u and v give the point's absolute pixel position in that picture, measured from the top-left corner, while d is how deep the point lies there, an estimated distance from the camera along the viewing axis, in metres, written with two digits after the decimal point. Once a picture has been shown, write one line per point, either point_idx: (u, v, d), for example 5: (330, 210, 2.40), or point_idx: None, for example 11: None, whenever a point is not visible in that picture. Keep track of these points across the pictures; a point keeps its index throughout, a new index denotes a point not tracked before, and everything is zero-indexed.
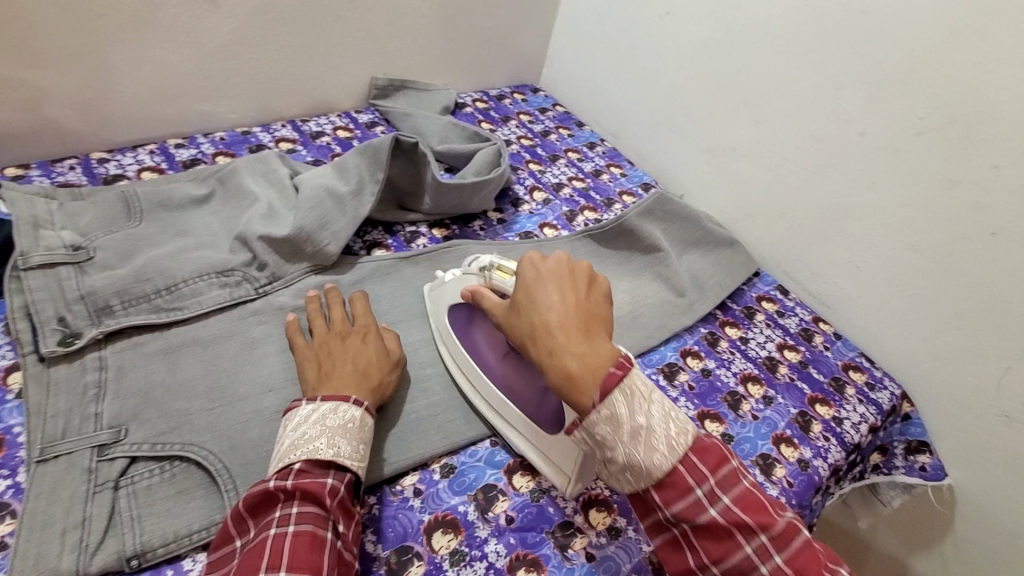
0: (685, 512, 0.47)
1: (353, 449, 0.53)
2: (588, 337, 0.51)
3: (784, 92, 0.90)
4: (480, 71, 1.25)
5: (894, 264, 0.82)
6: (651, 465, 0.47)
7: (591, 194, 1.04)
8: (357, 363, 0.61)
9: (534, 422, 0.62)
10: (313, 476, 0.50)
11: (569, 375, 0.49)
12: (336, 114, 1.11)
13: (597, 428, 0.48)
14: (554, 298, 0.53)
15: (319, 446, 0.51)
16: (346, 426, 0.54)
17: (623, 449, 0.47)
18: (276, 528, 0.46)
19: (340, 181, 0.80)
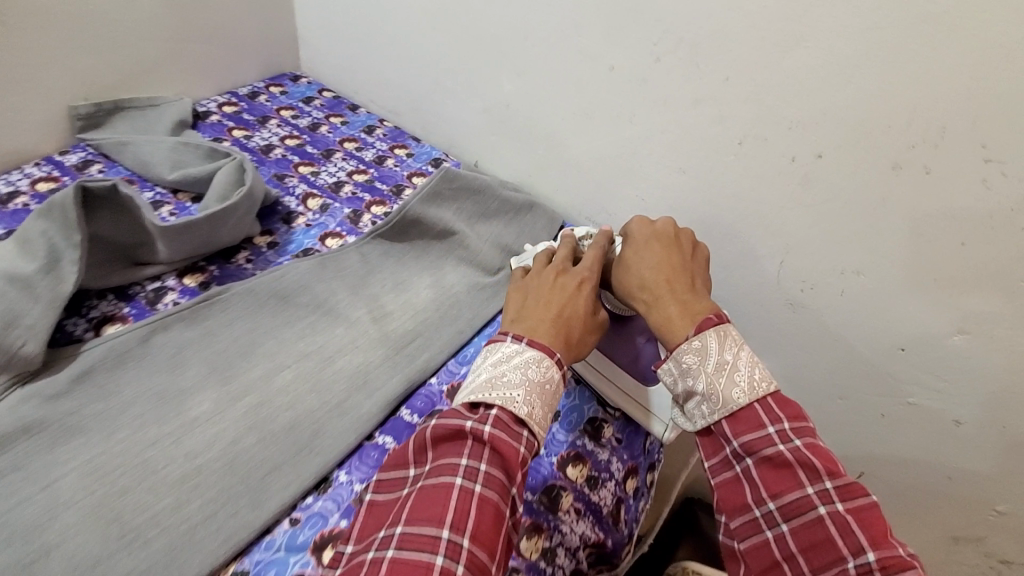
0: (753, 444, 0.51)
1: (543, 416, 0.53)
2: (676, 290, 0.61)
3: (533, 38, 0.85)
4: (219, 71, 1.07)
5: (671, 190, 0.84)
6: (730, 399, 0.53)
7: (377, 185, 0.95)
8: (553, 305, 0.61)
9: (629, 371, 0.70)
10: (509, 433, 0.49)
11: (668, 317, 0.59)
12: (32, 163, 0.87)
13: (686, 355, 0.56)
14: (660, 248, 0.65)
15: (513, 397, 0.52)
16: (542, 388, 0.54)
17: (706, 378, 0.54)
18: (463, 480, 0.46)
19: (23, 260, 0.63)
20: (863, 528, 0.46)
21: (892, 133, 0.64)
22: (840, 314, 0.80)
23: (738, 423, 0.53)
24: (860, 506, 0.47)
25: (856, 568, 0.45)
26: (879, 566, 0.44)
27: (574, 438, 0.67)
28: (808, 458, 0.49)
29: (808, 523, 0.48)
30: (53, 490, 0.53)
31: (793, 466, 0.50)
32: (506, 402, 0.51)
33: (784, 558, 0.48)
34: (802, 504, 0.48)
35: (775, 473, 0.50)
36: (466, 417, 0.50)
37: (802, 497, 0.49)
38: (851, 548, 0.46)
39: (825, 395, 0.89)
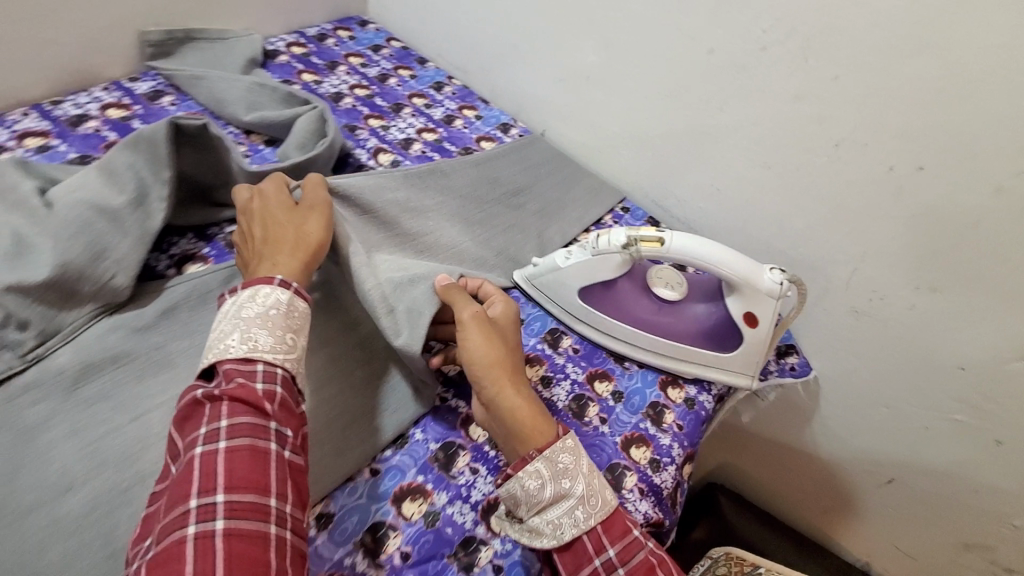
0: (625, 551, 0.50)
1: (274, 340, 0.49)
2: (521, 372, 0.58)
3: (628, 10, 0.82)
4: (287, 7, 1.03)
5: (750, 184, 0.83)
6: (601, 498, 0.52)
7: (445, 145, 0.93)
8: (277, 239, 0.57)
9: (703, 348, 0.70)
10: (244, 376, 0.46)
11: (528, 414, 0.54)
12: (101, 88, 0.85)
13: (561, 457, 0.52)
14: (500, 326, 0.62)
15: (228, 346, 0.47)
16: (267, 315, 0.50)
17: (584, 481, 0.52)
18: (203, 446, 0.42)
19: (111, 190, 0.62)
20: None
21: (1001, 153, 0.64)
22: (902, 326, 0.80)
23: (609, 528, 0.51)
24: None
25: None
26: None
27: (636, 420, 0.67)
28: (664, 558, 0.51)
29: None
30: (143, 420, 0.55)
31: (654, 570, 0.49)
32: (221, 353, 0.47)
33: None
34: None
35: None
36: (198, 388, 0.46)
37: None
38: None
39: (870, 402, 0.90)
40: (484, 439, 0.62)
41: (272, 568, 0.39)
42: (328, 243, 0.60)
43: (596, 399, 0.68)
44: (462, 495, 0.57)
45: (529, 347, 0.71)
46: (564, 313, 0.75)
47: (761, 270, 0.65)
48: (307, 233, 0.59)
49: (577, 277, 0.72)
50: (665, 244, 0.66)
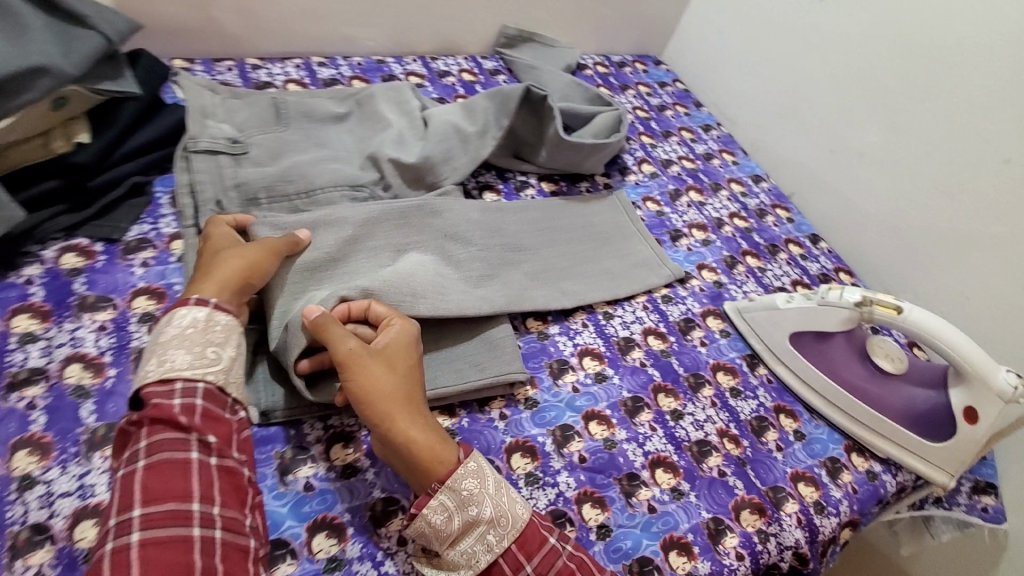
0: (543, 564, 0.49)
1: (191, 356, 0.49)
2: (420, 398, 0.53)
3: (932, 103, 0.88)
4: (605, 35, 1.25)
5: (1007, 300, 0.82)
6: (514, 514, 0.50)
7: (699, 175, 1.04)
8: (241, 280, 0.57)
9: (908, 428, 0.68)
10: (159, 394, 0.47)
11: (424, 446, 0.50)
12: (462, 58, 1.14)
13: (464, 484, 0.49)
14: (380, 345, 0.53)
15: (151, 362, 0.49)
16: (185, 332, 0.51)
17: (490, 501, 0.49)
18: (126, 468, 0.44)
19: (466, 121, 0.85)
20: None
21: None
22: None
23: (523, 544, 0.49)
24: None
25: None
26: None
27: (811, 463, 0.68)
28: (581, 558, 0.50)
29: None
30: None
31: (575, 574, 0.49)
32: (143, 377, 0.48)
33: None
34: None
35: None
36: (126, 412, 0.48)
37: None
38: None
39: None
40: (669, 409, 0.69)
41: (197, 569, 0.41)
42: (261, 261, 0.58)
43: (778, 427, 0.71)
44: (637, 440, 0.65)
45: (728, 357, 0.77)
46: (766, 351, 0.77)
47: (999, 368, 0.63)
48: (228, 252, 0.57)
49: (794, 321, 0.74)
50: (904, 312, 0.65)
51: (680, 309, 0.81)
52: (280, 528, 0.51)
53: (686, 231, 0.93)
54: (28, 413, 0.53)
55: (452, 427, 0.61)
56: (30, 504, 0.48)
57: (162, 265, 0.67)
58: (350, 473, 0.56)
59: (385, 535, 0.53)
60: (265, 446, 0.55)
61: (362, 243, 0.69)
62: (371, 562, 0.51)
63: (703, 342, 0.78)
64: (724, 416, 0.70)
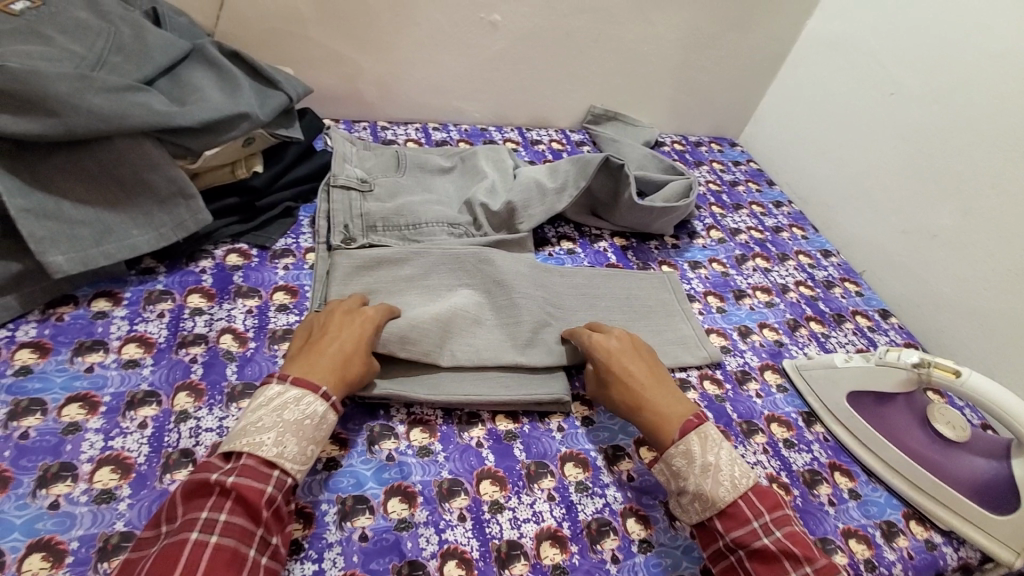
0: (742, 539, 0.56)
1: (299, 450, 0.53)
2: (660, 373, 0.69)
3: (1005, 188, 0.91)
4: (683, 119, 1.38)
5: None
6: (718, 497, 0.58)
7: (767, 245, 1.09)
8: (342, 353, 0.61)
9: (972, 500, 0.67)
10: (255, 476, 0.50)
11: (658, 416, 0.64)
12: (553, 131, 1.31)
13: (675, 458, 0.60)
14: (619, 344, 0.70)
15: (261, 442, 0.52)
16: (301, 423, 0.54)
17: (694, 480, 0.59)
18: (198, 533, 0.47)
19: (550, 179, 0.98)
20: None
21: None
22: None
23: (727, 519, 0.57)
24: None
25: None
26: None
27: (866, 522, 0.68)
28: (788, 547, 0.55)
29: None
30: None
31: (778, 557, 0.54)
32: (252, 447, 0.51)
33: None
34: None
35: (764, 566, 0.55)
36: (213, 468, 0.51)
37: None
38: None
39: None
40: None
41: None
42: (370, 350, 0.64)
43: (832, 483, 0.72)
44: None
45: (784, 411, 0.79)
46: (824, 411, 0.78)
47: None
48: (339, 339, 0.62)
49: (854, 381, 0.76)
50: (962, 377, 0.67)
51: (738, 361, 0.85)
52: (362, 486, 0.60)
53: (750, 291, 0.98)
54: (190, 365, 0.67)
55: (514, 430, 0.69)
56: (183, 432, 0.61)
57: (297, 270, 0.83)
58: (425, 453, 0.64)
59: (447, 509, 0.60)
60: (360, 419, 0.66)
61: (457, 268, 0.83)
62: (434, 528, 0.58)
63: (759, 393, 0.81)
64: (775, 464, 0.72)
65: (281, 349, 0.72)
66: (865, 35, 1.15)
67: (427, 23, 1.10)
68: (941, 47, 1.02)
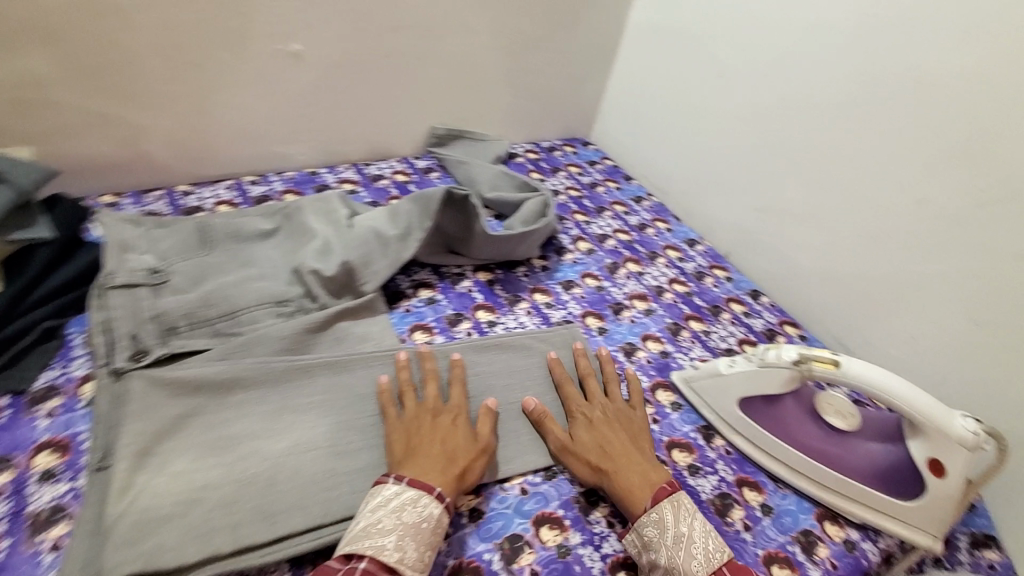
0: None
1: (418, 556, 0.52)
2: (645, 442, 0.68)
3: (840, 157, 0.93)
4: (532, 125, 1.32)
5: (954, 338, 0.82)
6: (689, 572, 0.55)
7: (636, 247, 1.05)
8: (446, 445, 0.60)
9: (879, 491, 0.65)
10: None
11: (637, 481, 0.61)
12: (394, 160, 1.18)
13: (646, 528, 0.58)
14: (601, 411, 0.69)
15: (384, 545, 0.51)
16: (418, 527, 0.53)
17: (667, 552, 0.56)
18: None
19: (390, 224, 0.85)
20: None
21: None
22: None
23: None
24: None
25: None
26: None
27: (784, 540, 0.64)
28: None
29: None
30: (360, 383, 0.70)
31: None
32: (375, 551, 0.50)
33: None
34: None
35: None
36: (334, 571, 0.50)
37: None
38: None
39: None
40: None
41: None
42: (484, 442, 0.64)
43: (743, 503, 0.67)
44: (594, 542, 0.62)
45: (683, 432, 0.73)
46: (720, 421, 0.74)
47: (952, 414, 0.61)
48: (446, 430, 0.62)
49: (742, 387, 0.72)
50: (840, 368, 0.65)
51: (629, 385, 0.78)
52: None
53: (627, 302, 0.93)
54: None
55: None
56: None
57: (69, 413, 0.63)
58: None
59: None
60: None
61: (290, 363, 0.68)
62: None
63: (655, 419, 0.74)
64: (685, 499, 0.66)
65: (47, 539, 0.53)
66: (687, 20, 1.15)
67: (214, 61, 0.92)
68: (755, 25, 1.03)
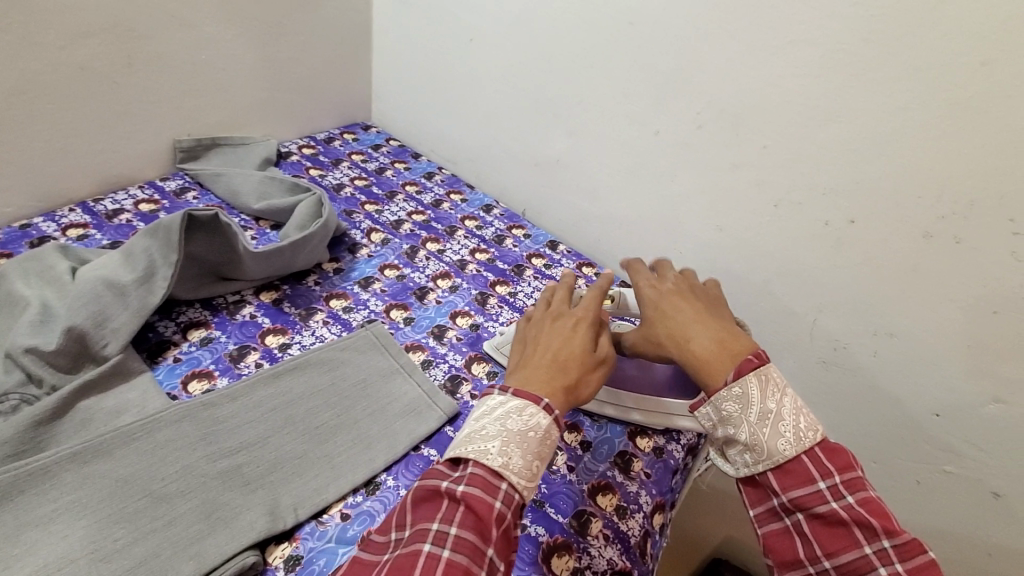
0: (804, 500, 0.49)
1: (525, 464, 0.48)
2: (724, 315, 0.61)
3: (587, 102, 0.96)
4: (300, 118, 1.21)
5: (711, 246, 0.91)
6: (775, 449, 0.50)
7: (433, 225, 1.03)
8: (555, 352, 0.56)
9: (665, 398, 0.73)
10: (485, 488, 0.46)
11: (711, 350, 0.55)
12: (138, 187, 1.01)
13: (725, 404, 0.52)
14: (672, 285, 0.64)
15: (488, 450, 0.48)
16: (525, 436, 0.49)
17: (749, 429, 0.51)
18: (428, 547, 0.43)
19: (125, 270, 0.72)
20: None
21: (922, 203, 0.71)
22: (871, 372, 0.82)
23: (787, 476, 0.50)
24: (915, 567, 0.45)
25: None
26: None
27: (604, 468, 0.70)
28: (862, 516, 0.47)
29: None
30: (122, 464, 0.59)
31: (847, 523, 0.47)
32: (480, 455, 0.47)
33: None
34: (862, 567, 0.46)
35: (829, 531, 0.48)
36: (441, 475, 0.48)
37: (859, 558, 0.46)
38: None
39: (858, 459, 0.89)
40: None
41: None
42: (604, 352, 0.59)
43: (564, 447, 0.71)
44: None
45: None
46: None
47: None
48: (546, 334, 0.58)
49: None
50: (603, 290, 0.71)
51: (443, 369, 0.78)
52: None
53: (431, 284, 0.90)
54: None
55: None
56: None
57: None
58: None
59: None
60: None
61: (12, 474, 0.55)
62: None
63: (473, 394, 0.75)
64: None
65: None
66: None
67: None
68: None
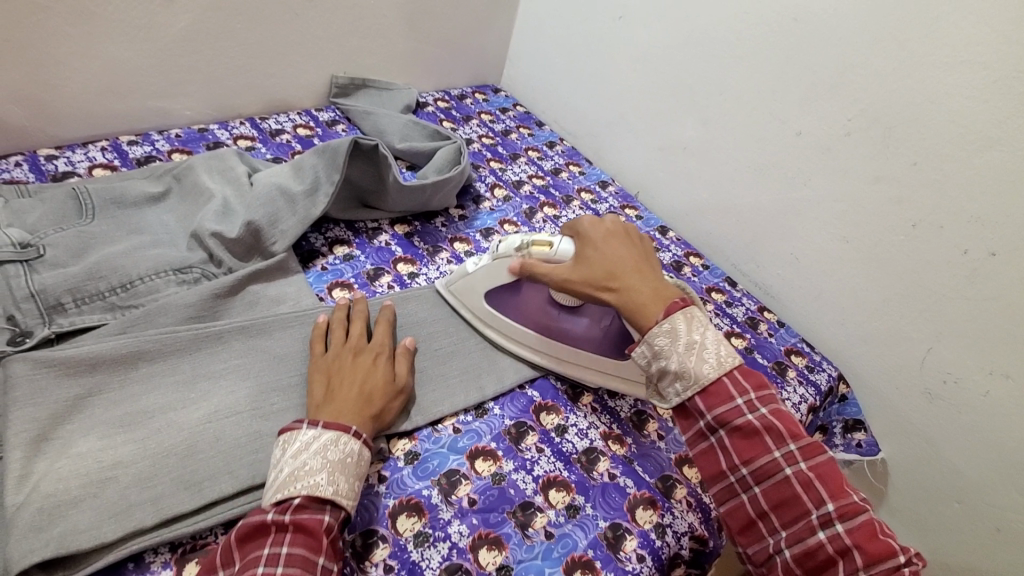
0: (725, 416, 0.57)
1: (352, 488, 0.52)
2: (654, 264, 0.66)
3: (728, 94, 0.97)
4: (439, 73, 1.28)
5: (829, 256, 0.90)
6: (700, 375, 0.57)
7: (551, 191, 1.08)
8: (362, 386, 0.60)
9: None
10: (311, 509, 0.49)
11: (649, 294, 0.61)
12: (296, 113, 1.11)
13: (658, 339, 0.58)
14: (611, 232, 0.67)
15: (317, 482, 0.50)
16: (345, 461, 0.53)
17: (678, 359, 0.58)
18: (263, 568, 0.46)
19: (294, 181, 0.81)
20: (822, 481, 0.54)
21: None
22: (978, 411, 0.80)
23: (710, 397, 0.57)
24: (817, 463, 0.54)
25: (818, 516, 0.53)
26: (838, 515, 0.52)
27: None
28: (773, 424, 0.56)
29: (777, 483, 0.55)
30: (280, 344, 0.68)
31: (761, 433, 0.56)
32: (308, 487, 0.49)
33: (758, 516, 0.55)
34: (771, 468, 0.55)
35: (746, 442, 0.56)
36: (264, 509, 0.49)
37: (771, 462, 0.55)
38: (814, 501, 0.53)
39: (941, 496, 0.87)
40: (553, 426, 0.71)
41: None
42: (403, 386, 0.64)
43: (657, 417, 0.75)
44: (526, 467, 0.65)
45: None
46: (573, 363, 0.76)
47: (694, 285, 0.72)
48: (345, 371, 0.61)
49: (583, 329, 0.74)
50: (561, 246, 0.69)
51: None
52: None
53: None
54: None
55: None
56: None
57: None
58: None
59: None
60: None
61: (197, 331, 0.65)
62: None
63: None
64: (605, 419, 0.73)
65: None
66: None
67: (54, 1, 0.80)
68: None
